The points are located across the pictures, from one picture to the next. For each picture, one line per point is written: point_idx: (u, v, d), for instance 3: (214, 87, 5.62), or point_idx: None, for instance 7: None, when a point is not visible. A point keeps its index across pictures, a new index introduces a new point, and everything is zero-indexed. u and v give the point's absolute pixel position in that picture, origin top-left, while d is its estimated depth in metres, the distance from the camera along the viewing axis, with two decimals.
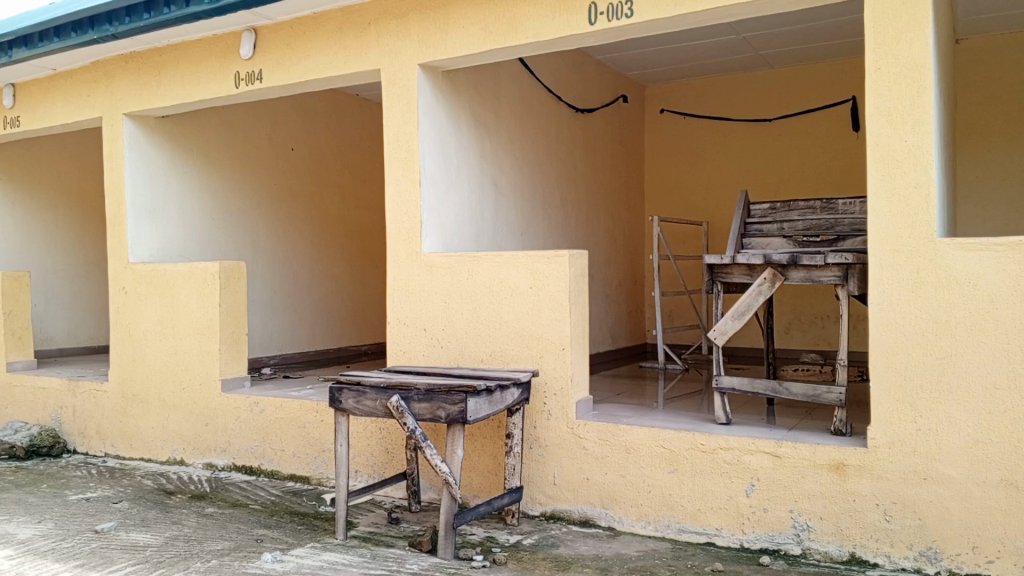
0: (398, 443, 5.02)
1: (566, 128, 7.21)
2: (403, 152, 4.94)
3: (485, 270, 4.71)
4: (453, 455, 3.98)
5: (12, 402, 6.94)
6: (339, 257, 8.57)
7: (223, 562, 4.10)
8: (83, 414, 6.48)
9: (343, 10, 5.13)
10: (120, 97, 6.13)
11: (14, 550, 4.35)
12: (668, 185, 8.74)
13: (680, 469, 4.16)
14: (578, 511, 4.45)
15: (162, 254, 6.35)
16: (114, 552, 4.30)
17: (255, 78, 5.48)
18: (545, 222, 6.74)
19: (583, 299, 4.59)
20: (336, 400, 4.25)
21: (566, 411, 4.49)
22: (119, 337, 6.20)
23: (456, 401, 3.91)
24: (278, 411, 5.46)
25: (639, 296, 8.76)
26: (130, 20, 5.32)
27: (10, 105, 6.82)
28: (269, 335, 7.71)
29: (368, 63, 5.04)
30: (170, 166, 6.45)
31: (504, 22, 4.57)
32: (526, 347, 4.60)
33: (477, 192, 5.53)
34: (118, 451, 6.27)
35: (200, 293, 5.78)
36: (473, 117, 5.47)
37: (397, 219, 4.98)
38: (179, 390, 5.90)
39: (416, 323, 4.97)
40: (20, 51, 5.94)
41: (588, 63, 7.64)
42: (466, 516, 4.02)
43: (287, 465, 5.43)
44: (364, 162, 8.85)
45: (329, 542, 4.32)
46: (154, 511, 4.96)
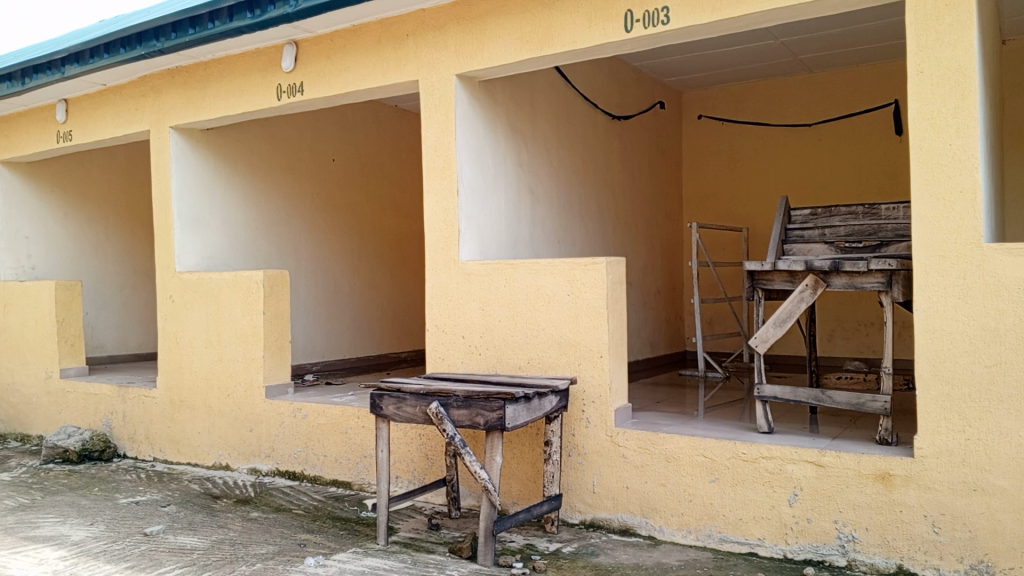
0: (437, 449, 5.06)
1: (603, 135, 7.20)
2: (441, 162, 5.00)
3: (522, 277, 4.73)
4: (492, 462, 4.00)
5: (65, 408, 7.16)
6: (379, 266, 8.67)
7: (267, 565, 4.17)
8: (132, 419, 6.65)
9: (382, 22, 5.21)
10: (167, 111, 6.30)
11: (67, 552, 4.49)
12: (707, 191, 8.68)
13: (722, 477, 4.13)
14: (618, 519, 4.43)
15: (207, 263, 6.51)
16: (162, 554, 4.41)
17: (296, 90, 5.60)
18: (582, 229, 6.75)
19: (621, 306, 4.58)
20: (377, 406, 4.30)
21: (605, 419, 4.48)
22: (167, 344, 6.36)
23: (494, 408, 3.93)
24: (320, 417, 5.55)
25: (678, 303, 8.70)
26: (176, 36, 5.48)
27: (63, 120, 7.05)
28: (312, 342, 7.83)
29: (406, 74, 5.11)
30: (215, 178, 6.60)
31: (540, 32, 4.60)
32: (564, 355, 4.61)
33: (514, 199, 5.55)
34: (166, 456, 6.43)
35: (244, 302, 5.91)
36: (509, 126, 5.51)
37: (436, 228, 5.04)
38: (225, 396, 6.03)
39: (454, 330, 5.01)
40: (72, 68, 6.14)
41: (624, 70, 7.63)
42: (505, 523, 4.03)
43: (329, 471, 5.51)
44: (402, 171, 8.95)
45: (371, 548, 4.37)
46: (200, 515, 5.07)
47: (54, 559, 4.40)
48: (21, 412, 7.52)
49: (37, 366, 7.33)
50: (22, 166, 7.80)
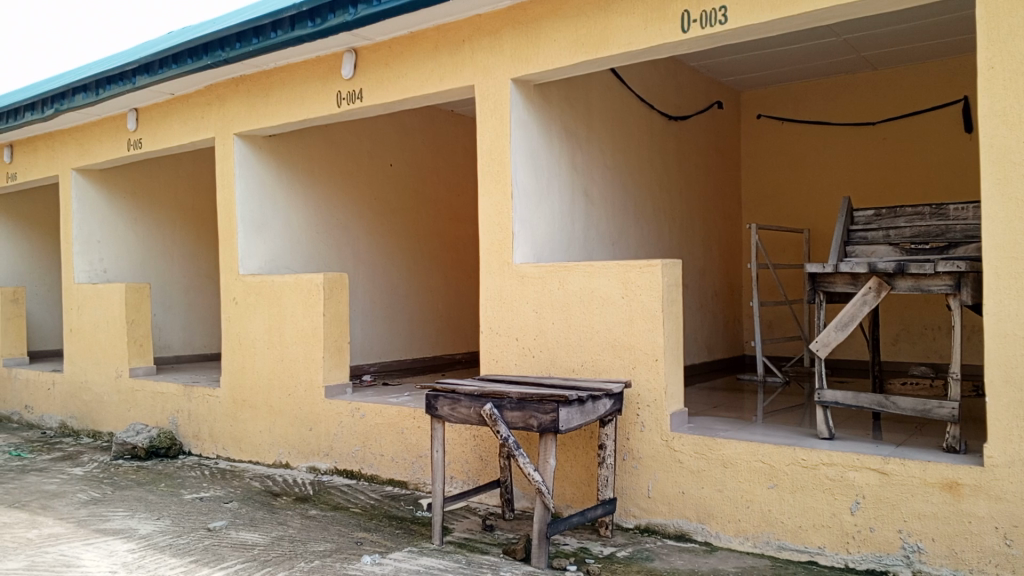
0: (492, 451, 5.08)
1: (659, 136, 7.14)
2: (496, 165, 5.03)
3: (577, 280, 4.73)
4: (546, 464, 4.00)
5: (134, 405, 7.42)
6: (435, 269, 8.75)
7: (325, 563, 4.25)
8: (197, 417, 6.86)
9: (438, 29, 5.27)
10: (232, 119, 6.49)
11: (136, 545, 4.66)
12: (766, 192, 8.53)
13: (781, 484, 4.05)
14: (673, 524, 4.38)
15: (269, 266, 6.68)
16: (225, 549, 4.54)
17: (355, 97, 5.70)
18: (638, 232, 6.70)
19: (677, 310, 4.54)
20: (432, 407, 4.35)
21: (660, 423, 4.44)
22: (230, 345, 6.55)
23: (548, 411, 3.93)
24: (377, 417, 5.63)
25: (737, 306, 8.57)
26: (240, 45, 5.65)
27: (133, 129, 7.32)
28: (370, 344, 7.96)
29: (461, 79, 5.16)
30: (277, 183, 6.76)
31: (595, 34, 4.60)
32: (618, 358, 4.58)
33: (568, 201, 5.54)
34: (229, 454, 6.61)
35: (305, 304, 6.04)
36: (564, 128, 5.50)
37: (490, 231, 5.07)
38: (285, 396, 6.17)
39: (509, 332, 5.03)
40: (142, 78, 6.38)
41: (681, 71, 7.55)
42: (560, 526, 4.03)
43: (386, 470, 5.59)
44: (457, 175, 9.02)
45: (426, 547, 4.42)
46: (262, 511, 5.20)
47: (123, 551, 4.56)
48: (93, 409, 7.82)
49: (108, 365, 7.62)
50: (96, 174, 8.12)
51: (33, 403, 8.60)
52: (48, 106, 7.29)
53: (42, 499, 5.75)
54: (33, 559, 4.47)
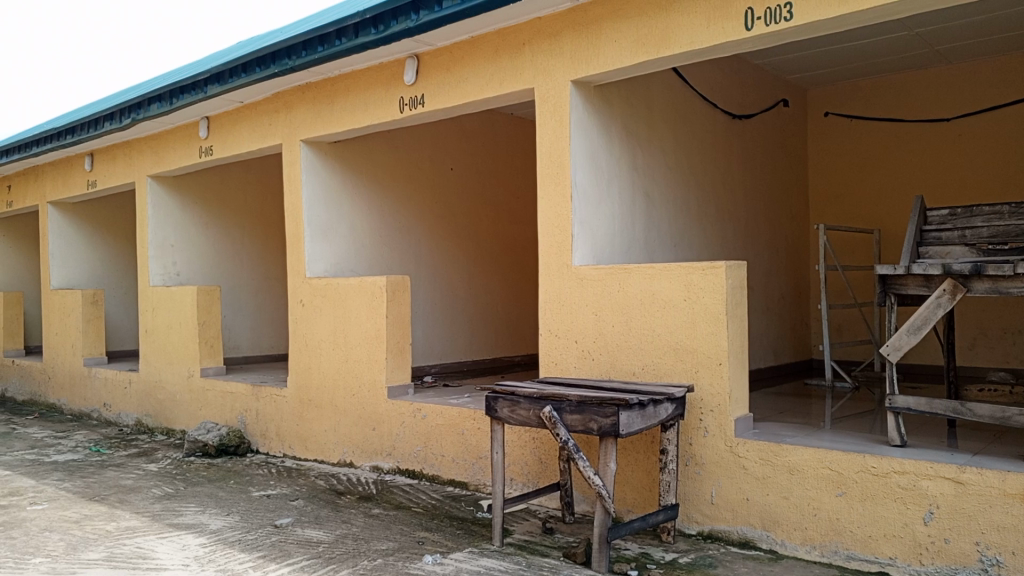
0: (552, 453, 5.08)
1: (722, 135, 7.03)
2: (556, 168, 5.04)
3: (637, 282, 4.69)
4: (606, 468, 3.97)
5: (205, 405, 7.67)
6: (494, 271, 8.79)
7: (388, 561, 4.31)
8: (265, 416, 7.04)
9: (499, 33, 5.30)
10: (298, 126, 6.65)
11: (207, 539, 4.81)
12: (834, 192, 8.31)
13: (850, 492, 3.93)
14: (737, 531, 4.31)
15: (335, 270, 6.82)
16: (291, 546, 4.64)
17: (417, 102, 5.78)
18: (700, 233, 6.60)
19: (741, 312, 4.46)
20: (492, 409, 4.37)
21: (724, 428, 4.36)
22: (297, 346, 6.71)
23: (608, 414, 3.91)
24: (438, 418, 5.69)
25: (804, 309, 8.36)
26: (306, 53, 5.80)
27: (205, 136, 7.57)
28: (430, 345, 8.07)
29: (521, 82, 5.19)
30: (341, 188, 6.90)
31: (656, 34, 4.56)
32: (680, 361, 4.53)
33: (628, 202, 5.49)
34: (295, 453, 6.76)
35: (368, 306, 6.14)
36: (624, 130, 5.46)
37: (549, 233, 5.08)
38: (350, 396, 6.29)
39: (568, 335, 5.03)
40: (213, 87, 6.59)
41: (745, 69, 7.42)
42: (620, 530, 4.00)
43: (447, 470, 5.64)
44: (517, 178, 9.04)
45: (486, 548, 4.44)
46: (326, 509, 5.31)
47: (195, 545, 4.72)
48: (167, 407, 8.11)
49: (181, 365, 7.89)
50: (169, 180, 8.42)
51: (111, 401, 8.96)
52: (126, 115, 7.59)
53: (119, 493, 6.00)
54: (112, 550, 4.66)
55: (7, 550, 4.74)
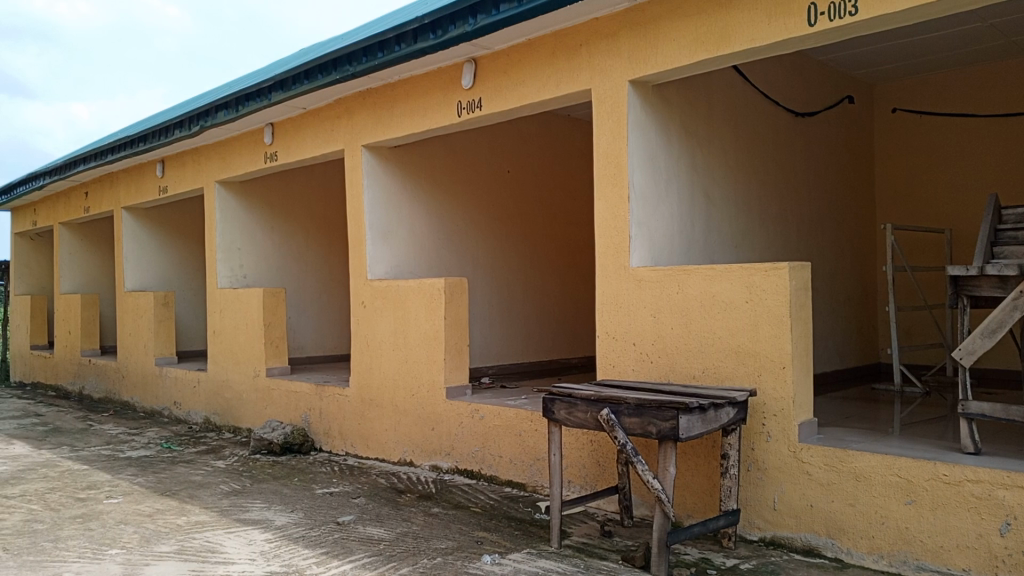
0: (610, 456, 5.06)
1: (785, 133, 6.89)
2: (613, 169, 5.02)
3: (697, 283, 4.63)
4: (665, 472, 3.92)
5: (270, 404, 7.87)
6: (551, 273, 8.80)
7: (447, 560, 4.36)
8: (328, 415, 7.19)
9: (556, 35, 5.31)
10: (359, 131, 6.79)
11: (272, 535, 4.94)
12: (902, 190, 8.06)
13: (919, 500, 3.81)
14: (801, 538, 4.22)
15: (395, 272, 6.94)
16: (353, 543, 4.73)
17: (474, 105, 5.83)
18: (763, 233, 6.48)
19: (805, 314, 4.37)
20: (549, 410, 4.38)
21: (788, 433, 4.28)
22: (358, 347, 6.84)
23: (667, 417, 3.86)
24: (496, 419, 5.72)
25: (871, 311, 8.12)
26: (367, 60, 5.91)
27: (269, 142, 7.77)
28: (487, 347, 8.14)
29: (579, 84, 5.18)
30: (401, 191, 7.01)
31: (716, 32, 4.50)
32: (742, 365, 4.46)
33: (688, 203, 5.42)
34: (357, 451, 6.89)
35: (427, 308, 6.22)
36: (683, 129, 5.40)
37: (607, 235, 5.08)
38: (410, 396, 6.37)
39: (626, 337, 5.00)
40: (277, 94, 6.77)
41: (808, 65, 7.26)
42: (680, 535, 3.95)
43: (505, 471, 5.66)
44: (574, 179, 9.02)
45: (545, 549, 4.45)
46: (387, 507, 5.40)
47: (261, 540, 4.85)
48: (234, 406, 8.36)
49: (247, 365, 8.11)
50: (236, 186, 8.67)
51: (181, 400, 9.28)
52: (195, 123, 7.85)
53: (189, 488, 6.21)
54: (182, 543, 4.84)
55: (85, 541, 4.96)
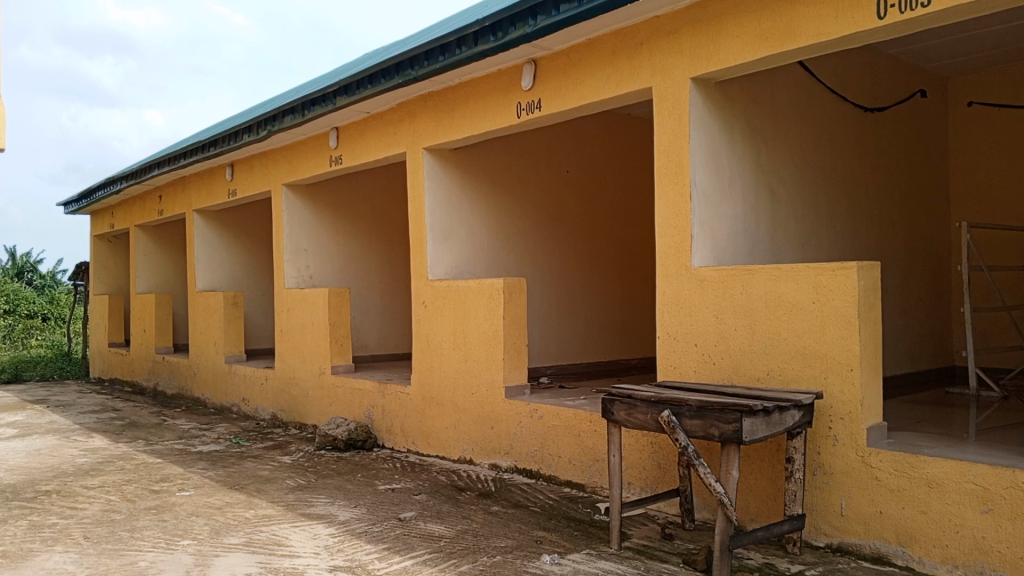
0: (670, 458, 5.01)
1: (853, 129, 6.69)
2: (675, 168, 4.98)
3: (761, 283, 4.55)
4: (728, 476, 3.85)
5: (335, 401, 8.04)
6: (611, 273, 8.75)
7: (507, 559, 4.38)
8: (390, 413, 7.32)
9: (616, 33, 5.29)
10: (420, 134, 6.89)
11: (336, 529, 5.05)
12: (979, 187, 7.75)
13: (997, 509, 3.66)
14: (870, 546, 4.10)
15: (455, 272, 7.02)
16: (414, 539, 4.80)
17: (534, 106, 5.85)
18: (830, 232, 6.30)
19: (874, 315, 4.25)
20: (608, 411, 4.36)
21: (856, 437, 4.17)
22: (419, 346, 6.94)
23: (730, 420, 3.79)
24: (555, 419, 5.73)
25: (945, 312, 7.83)
26: (428, 63, 5.99)
27: (334, 145, 7.95)
28: (546, 347, 8.15)
29: (639, 82, 5.15)
30: (461, 192, 7.09)
31: (781, 27, 4.42)
32: (807, 367, 4.36)
33: (752, 201, 5.32)
34: (418, 449, 6.98)
35: (487, 308, 6.26)
36: (747, 126, 5.31)
37: (668, 234, 5.04)
38: (470, 395, 6.43)
39: (688, 338, 4.95)
40: (341, 98, 6.92)
41: (877, 59, 7.05)
42: (743, 540, 3.88)
43: (564, 471, 5.66)
44: (635, 179, 8.94)
45: (605, 551, 4.43)
46: (447, 505, 5.46)
47: (325, 534, 4.96)
48: (300, 403, 8.57)
49: (313, 363, 8.30)
50: (301, 188, 8.90)
51: (249, 397, 9.56)
52: (263, 127, 8.08)
53: (257, 482, 6.39)
54: (251, 536, 4.99)
55: (160, 531, 5.16)
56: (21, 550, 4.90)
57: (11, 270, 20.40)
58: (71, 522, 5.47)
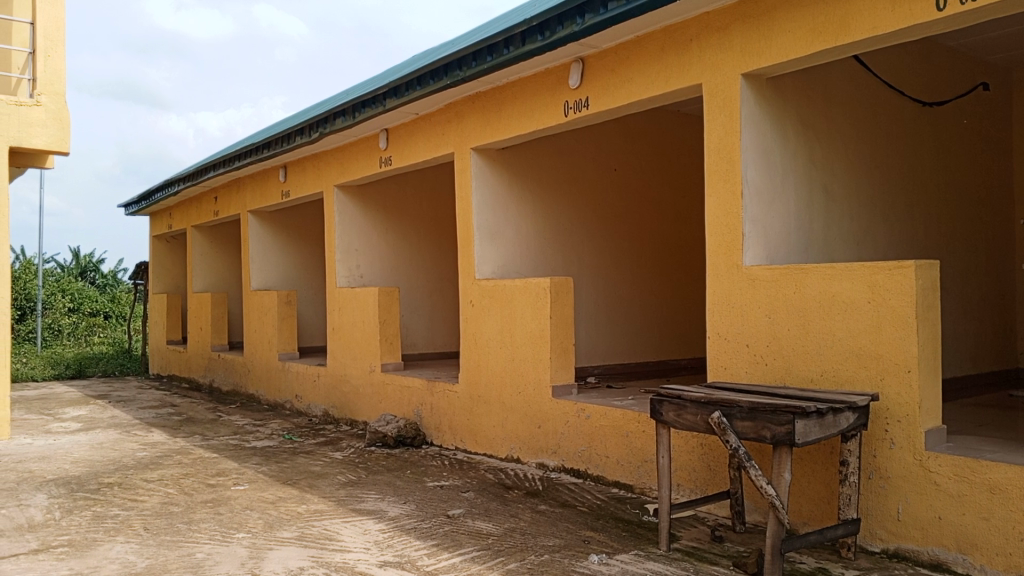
0: (721, 459, 4.95)
1: (911, 124, 6.51)
2: (725, 165, 4.93)
3: (815, 283, 4.47)
4: (780, 478, 3.78)
5: (385, 398, 8.15)
6: (659, 272, 8.67)
7: (555, 558, 4.39)
8: (439, 410, 7.39)
9: (666, 31, 5.25)
10: (468, 134, 6.94)
11: (386, 525, 5.12)
12: None
13: None
14: (928, 552, 4.00)
15: (502, 271, 7.05)
16: (463, 536, 4.84)
17: (582, 105, 5.84)
18: (887, 229, 6.14)
19: (933, 316, 4.13)
20: (657, 411, 4.33)
21: (913, 441, 4.06)
22: (467, 345, 6.99)
23: (782, 422, 3.73)
24: (603, 419, 5.71)
25: (1008, 313, 7.56)
26: (476, 63, 6.03)
27: (385, 146, 8.05)
28: (593, 346, 8.13)
29: (689, 79, 5.10)
30: (508, 191, 7.11)
31: (835, 21, 4.33)
32: (863, 368, 4.26)
33: (805, 198, 5.22)
34: (466, 446, 7.03)
35: (534, 307, 6.27)
36: (800, 122, 5.21)
37: (719, 233, 4.99)
38: (517, 394, 6.46)
39: (739, 338, 4.89)
40: (391, 99, 7.01)
41: (937, 52, 6.83)
42: (796, 543, 3.81)
43: (612, 472, 5.64)
44: (685, 177, 8.83)
45: (653, 552, 4.40)
46: (495, 503, 5.49)
47: (375, 530, 5.04)
48: (351, 400, 8.71)
49: (363, 360, 8.43)
50: (352, 189, 9.03)
51: (301, 393, 9.74)
52: (315, 130, 8.23)
53: (309, 478, 6.52)
54: (303, 530, 5.09)
55: (216, 524, 5.31)
56: (85, 539, 5.09)
57: (74, 269, 21.12)
58: (132, 514, 5.66)
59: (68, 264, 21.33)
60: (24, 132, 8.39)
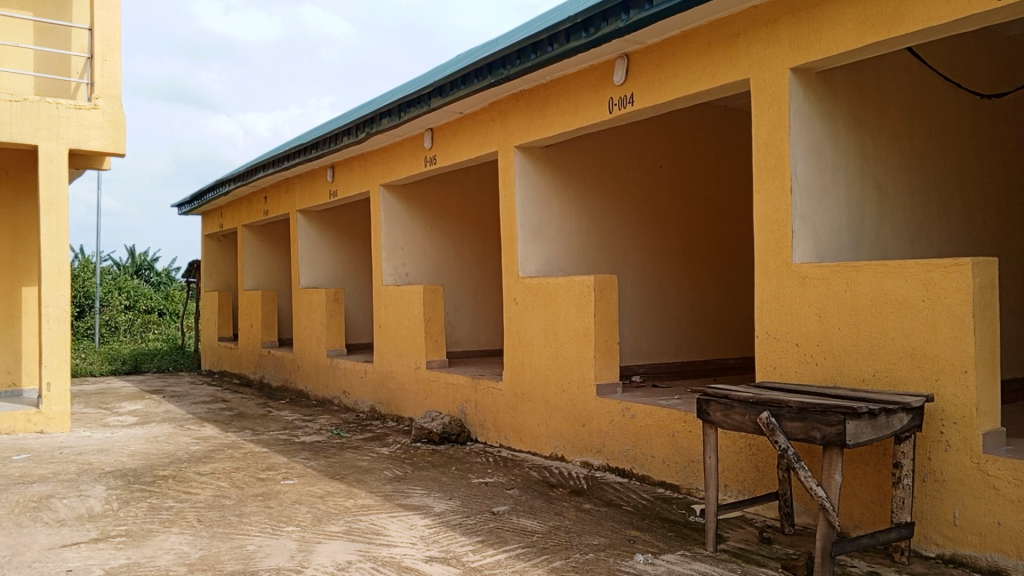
0: (769, 460, 4.88)
1: (968, 117, 6.30)
2: (774, 160, 4.85)
3: (866, 281, 4.37)
4: (831, 480, 3.70)
5: (430, 394, 8.22)
6: (706, 270, 8.55)
7: (600, 557, 4.38)
8: (483, 408, 7.42)
9: (712, 25, 5.18)
10: (512, 132, 6.96)
11: (432, 521, 5.17)
12: None
13: None
14: (986, 558, 3.88)
15: (546, 269, 7.06)
16: (508, 533, 4.86)
17: (626, 101, 5.80)
18: (943, 226, 5.96)
19: (991, 315, 4.00)
20: (704, 411, 4.29)
21: (970, 444, 3.95)
22: (512, 343, 7.01)
23: (833, 423, 3.66)
24: (648, 418, 5.67)
25: None
26: (520, 61, 6.04)
27: (429, 146, 8.12)
28: (638, 345, 8.08)
29: (736, 74, 5.04)
30: (552, 189, 7.13)
31: (887, 14, 4.23)
32: (918, 368, 4.15)
33: (856, 195, 5.11)
34: (510, 444, 7.06)
35: (578, 305, 6.26)
36: (851, 116, 5.10)
37: (767, 230, 4.92)
38: (561, 392, 6.46)
39: (789, 337, 4.81)
40: (436, 99, 7.07)
41: (996, 42, 6.59)
42: (846, 546, 3.73)
43: (657, 472, 5.59)
44: (732, 173, 8.69)
45: (700, 552, 4.36)
46: (539, 500, 5.49)
47: (421, 525, 5.10)
48: (397, 396, 8.81)
49: (409, 357, 8.52)
50: (397, 188, 9.13)
51: (349, 389, 9.89)
52: (361, 130, 8.34)
53: (356, 473, 6.61)
54: (350, 525, 5.17)
55: (266, 517, 5.42)
56: (142, 530, 5.25)
57: (130, 267, 21.76)
58: (186, 506, 5.81)
59: (124, 263, 21.97)
60: (83, 134, 8.66)
